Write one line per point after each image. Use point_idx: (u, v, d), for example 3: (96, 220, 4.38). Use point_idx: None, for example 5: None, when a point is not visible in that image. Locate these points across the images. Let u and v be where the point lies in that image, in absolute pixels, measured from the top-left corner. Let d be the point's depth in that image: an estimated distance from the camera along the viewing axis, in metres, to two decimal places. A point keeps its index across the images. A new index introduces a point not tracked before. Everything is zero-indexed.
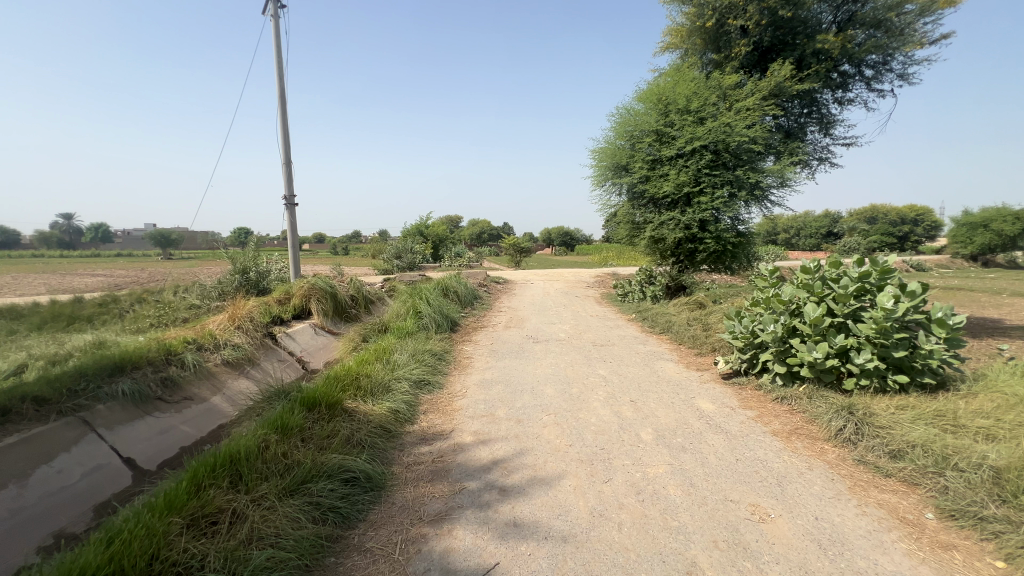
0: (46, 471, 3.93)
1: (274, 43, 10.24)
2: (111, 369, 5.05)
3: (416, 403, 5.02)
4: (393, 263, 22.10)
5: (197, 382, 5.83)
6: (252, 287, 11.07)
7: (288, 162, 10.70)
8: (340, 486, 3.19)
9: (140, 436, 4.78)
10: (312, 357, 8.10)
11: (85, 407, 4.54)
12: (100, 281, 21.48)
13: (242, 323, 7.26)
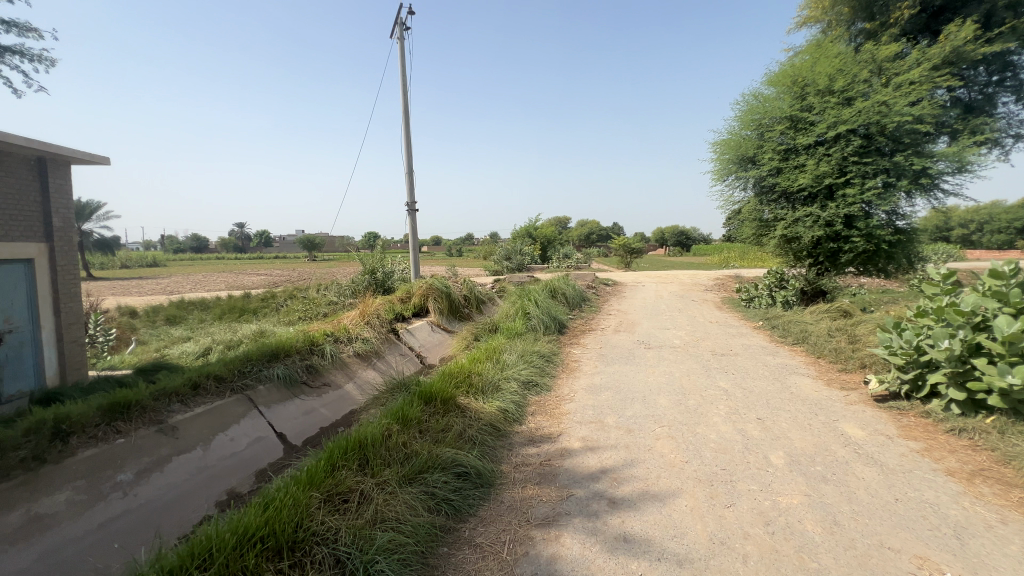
0: (223, 438, 4.73)
1: (400, 62, 11.20)
2: (269, 355, 5.94)
3: (524, 403, 5.09)
4: (504, 263, 22.87)
5: (333, 370, 6.59)
6: (378, 285, 11.99)
7: (411, 171, 11.64)
8: (453, 480, 3.34)
9: (290, 415, 5.54)
10: (429, 353, 8.67)
11: (250, 386, 5.40)
12: (262, 279, 25.44)
13: (370, 319, 8.04)
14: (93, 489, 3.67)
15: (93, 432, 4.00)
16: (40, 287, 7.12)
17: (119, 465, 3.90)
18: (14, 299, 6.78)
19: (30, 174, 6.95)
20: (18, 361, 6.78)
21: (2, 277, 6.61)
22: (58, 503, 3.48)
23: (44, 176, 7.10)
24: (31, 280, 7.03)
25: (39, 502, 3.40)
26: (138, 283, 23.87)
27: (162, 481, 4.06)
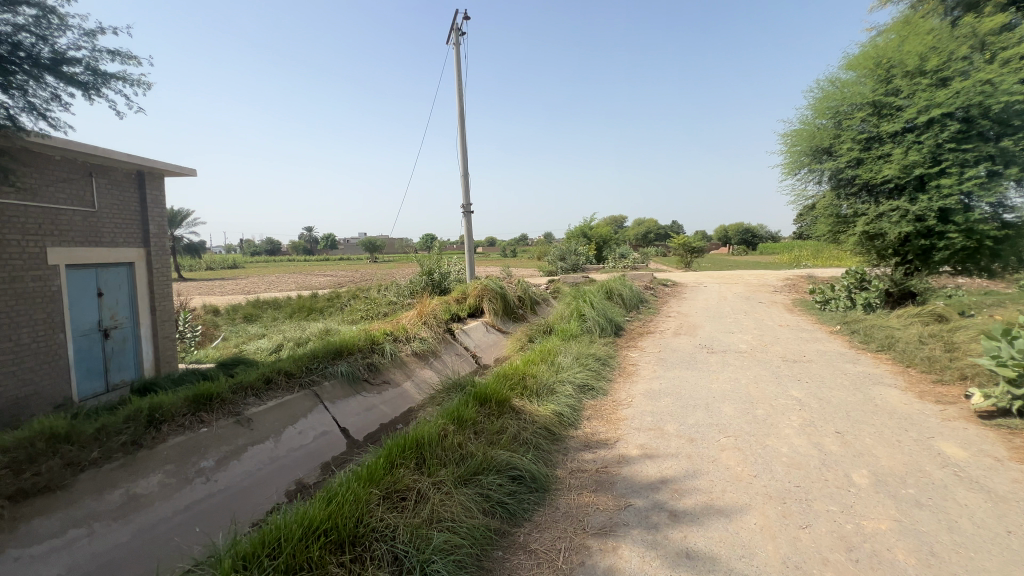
0: (292, 431, 5.01)
1: (456, 67, 11.43)
2: (334, 353, 6.25)
3: (580, 407, 4.99)
4: (558, 264, 22.75)
5: (392, 368, 6.82)
6: (435, 287, 12.34)
7: (467, 174, 11.83)
8: (508, 483, 3.33)
9: (352, 411, 5.78)
10: (484, 353, 8.75)
11: (316, 382, 5.70)
12: (328, 279, 26.94)
13: (427, 320, 8.25)
14: (180, 473, 4.00)
15: (181, 421, 4.37)
16: (138, 288, 7.92)
17: (202, 452, 4.24)
18: (118, 298, 7.60)
19: (132, 186, 7.74)
20: (121, 353, 7.59)
21: (108, 278, 7.42)
22: (151, 484, 3.82)
23: (143, 188, 7.88)
24: (132, 281, 7.84)
25: (136, 483, 3.76)
26: (220, 283, 26.10)
27: (239, 469, 4.36)
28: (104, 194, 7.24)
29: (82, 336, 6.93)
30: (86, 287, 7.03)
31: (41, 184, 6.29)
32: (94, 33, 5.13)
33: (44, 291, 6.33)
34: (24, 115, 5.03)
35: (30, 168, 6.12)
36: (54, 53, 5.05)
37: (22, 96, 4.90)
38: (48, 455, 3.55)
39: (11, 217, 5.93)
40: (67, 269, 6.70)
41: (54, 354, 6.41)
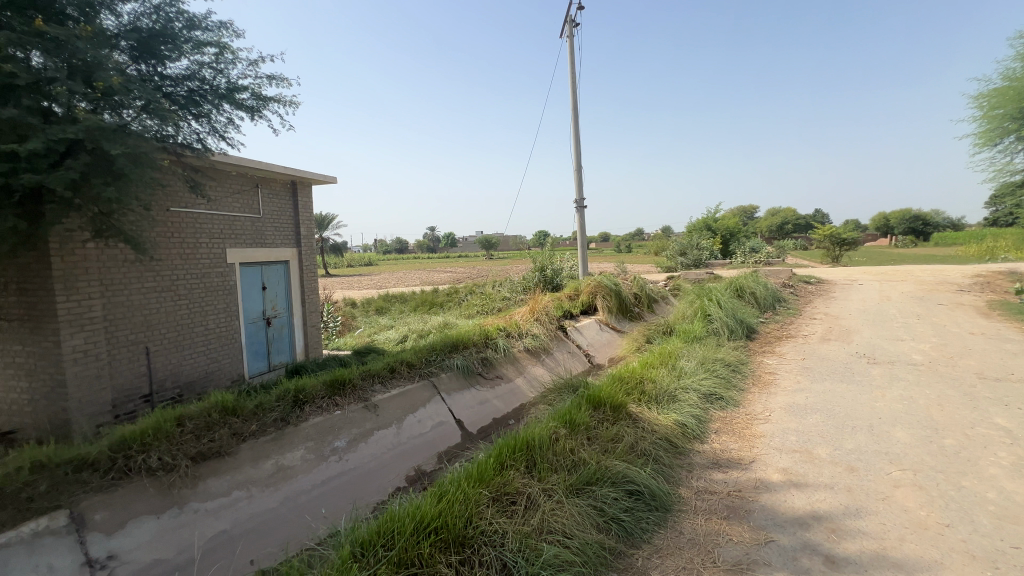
0: (413, 419, 5.28)
1: (570, 58, 11.21)
2: (451, 346, 6.52)
3: (707, 419, 4.47)
4: (678, 260, 21.32)
5: (505, 363, 6.88)
6: (547, 283, 12.29)
7: (580, 168, 11.56)
8: (624, 498, 3.05)
9: (467, 403, 5.94)
10: (597, 352, 8.45)
11: (434, 374, 5.95)
12: (449, 276, 28.69)
13: (539, 316, 8.20)
14: (318, 450, 4.41)
15: (321, 403, 4.84)
16: (292, 283, 9.09)
17: (336, 432, 4.64)
18: (278, 292, 8.80)
19: (288, 195, 8.90)
20: (279, 339, 8.78)
21: (270, 275, 8.63)
22: (296, 458, 4.26)
23: (296, 196, 9.02)
24: (287, 277, 9.02)
25: (284, 455, 4.22)
26: (359, 279, 29.39)
27: (366, 451, 4.69)
28: (267, 203, 8.42)
29: (251, 324, 8.15)
30: (254, 283, 8.25)
31: (222, 195, 7.48)
32: (257, 63, 5.92)
33: (224, 285, 7.55)
34: (210, 139, 6.00)
35: (214, 183, 7.31)
36: (229, 83, 5.93)
37: (208, 123, 5.85)
38: (220, 424, 4.14)
39: (203, 223, 7.13)
40: (240, 266, 7.92)
41: (230, 337, 7.63)
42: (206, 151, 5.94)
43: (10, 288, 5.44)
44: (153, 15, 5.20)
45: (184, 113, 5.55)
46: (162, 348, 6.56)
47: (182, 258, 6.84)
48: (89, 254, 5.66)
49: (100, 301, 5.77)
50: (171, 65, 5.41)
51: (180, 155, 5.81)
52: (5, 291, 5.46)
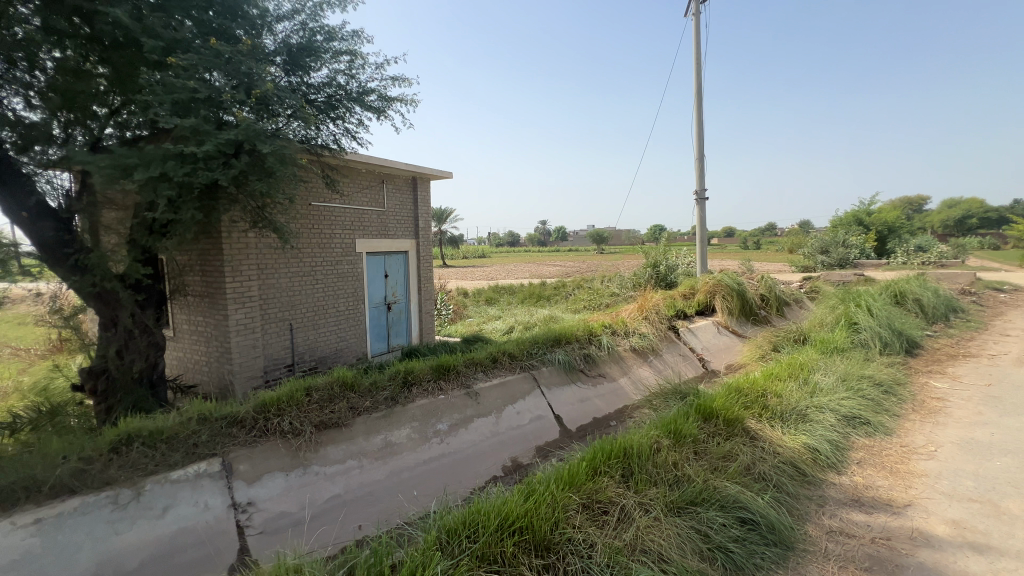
0: (511, 410, 5.31)
1: (694, 38, 10.35)
2: (553, 341, 6.45)
3: (846, 446, 3.79)
4: (818, 258, 18.73)
5: (609, 362, 6.61)
6: (660, 280, 11.59)
7: (702, 157, 10.66)
8: (734, 526, 2.69)
9: (567, 400, 5.82)
10: (713, 357, 7.74)
11: (535, 367, 5.93)
12: (558, 269, 28.76)
13: (648, 315, 7.74)
14: (422, 431, 4.65)
15: (427, 385, 5.08)
16: (410, 271, 9.77)
17: (439, 416, 4.84)
18: (398, 280, 9.52)
19: (409, 189, 9.54)
20: (398, 323, 9.50)
21: (392, 264, 9.35)
22: (402, 436, 4.53)
23: (416, 191, 9.64)
24: (406, 266, 9.70)
25: (392, 432, 4.50)
26: (472, 270, 30.82)
27: (465, 436, 4.83)
28: (391, 197, 9.11)
29: (375, 308, 8.92)
30: (378, 271, 9.02)
31: (354, 190, 8.25)
32: (382, 66, 6.38)
33: (353, 272, 8.36)
34: (343, 139, 6.63)
35: (346, 179, 8.09)
36: (360, 87, 6.49)
37: (342, 124, 6.46)
38: (340, 398, 4.56)
39: (337, 216, 7.94)
40: (366, 255, 8.70)
41: (356, 319, 8.44)
42: (340, 150, 6.57)
43: (194, 269, 6.60)
44: (301, 32, 5.90)
45: (322, 117, 6.19)
46: (302, 326, 7.47)
47: (320, 247, 7.69)
48: (249, 242, 6.62)
49: (256, 282, 6.74)
50: (314, 74, 6.06)
51: (319, 154, 6.49)
52: (191, 271, 6.63)
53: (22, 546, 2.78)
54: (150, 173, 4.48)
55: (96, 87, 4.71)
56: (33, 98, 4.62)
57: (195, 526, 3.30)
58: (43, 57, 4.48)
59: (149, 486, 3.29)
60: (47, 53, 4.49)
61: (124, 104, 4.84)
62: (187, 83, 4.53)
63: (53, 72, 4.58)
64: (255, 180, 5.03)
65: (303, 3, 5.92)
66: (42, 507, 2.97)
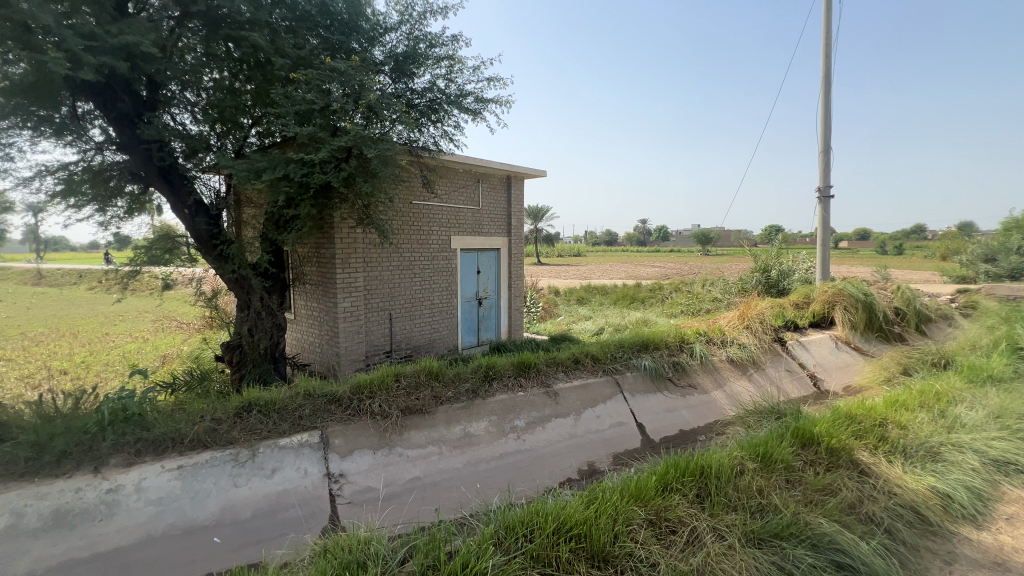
0: (591, 414, 5.20)
1: (824, 16, 9.20)
2: (639, 346, 6.20)
3: (991, 496, 3.15)
4: (980, 268, 15.67)
5: (701, 372, 6.18)
6: (770, 286, 10.52)
7: (828, 150, 9.47)
8: (827, 567, 2.38)
9: (652, 408, 5.55)
10: (827, 376, 6.86)
11: (619, 371, 5.75)
12: (656, 271, 27.47)
13: (751, 324, 7.10)
14: (500, 425, 4.74)
15: (507, 381, 5.17)
16: (502, 268, 10.00)
17: (517, 412, 4.90)
18: (489, 276, 9.80)
19: (503, 188, 9.78)
20: (487, 318, 9.80)
21: (485, 260, 9.66)
22: (481, 428, 4.66)
23: (510, 189, 9.84)
24: (498, 263, 9.96)
25: (471, 424, 4.65)
26: (567, 269, 30.70)
27: (542, 435, 4.83)
28: (486, 196, 9.40)
29: (467, 302, 9.29)
30: (471, 267, 9.38)
31: (451, 190, 8.66)
32: (480, 68, 6.57)
33: (448, 267, 8.79)
34: (442, 141, 6.97)
35: (445, 179, 8.52)
36: (459, 90, 6.76)
37: (441, 127, 6.78)
38: (425, 386, 4.82)
39: (434, 214, 8.41)
40: (461, 252, 9.09)
41: (449, 312, 8.86)
42: (438, 151, 6.91)
43: (311, 261, 7.43)
44: (407, 42, 6.31)
45: (423, 121, 6.56)
46: (400, 316, 8.03)
47: (418, 243, 8.20)
48: (357, 237, 7.26)
49: (361, 274, 7.37)
50: (417, 80, 6.44)
51: (419, 155, 6.90)
52: (308, 262, 7.46)
53: (167, 486, 3.35)
54: (275, 175, 5.13)
55: (243, 101, 5.46)
56: (197, 114, 5.41)
57: (296, 489, 3.69)
58: (204, 78, 5.25)
59: (262, 449, 3.77)
60: (208, 75, 5.23)
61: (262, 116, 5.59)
62: (306, 95, 5.08)
63: (212, 90, 5.30)
64: (361, 181, 5.48)
65: (409, 14, 6.34)
66: (183, 456, 3.56)
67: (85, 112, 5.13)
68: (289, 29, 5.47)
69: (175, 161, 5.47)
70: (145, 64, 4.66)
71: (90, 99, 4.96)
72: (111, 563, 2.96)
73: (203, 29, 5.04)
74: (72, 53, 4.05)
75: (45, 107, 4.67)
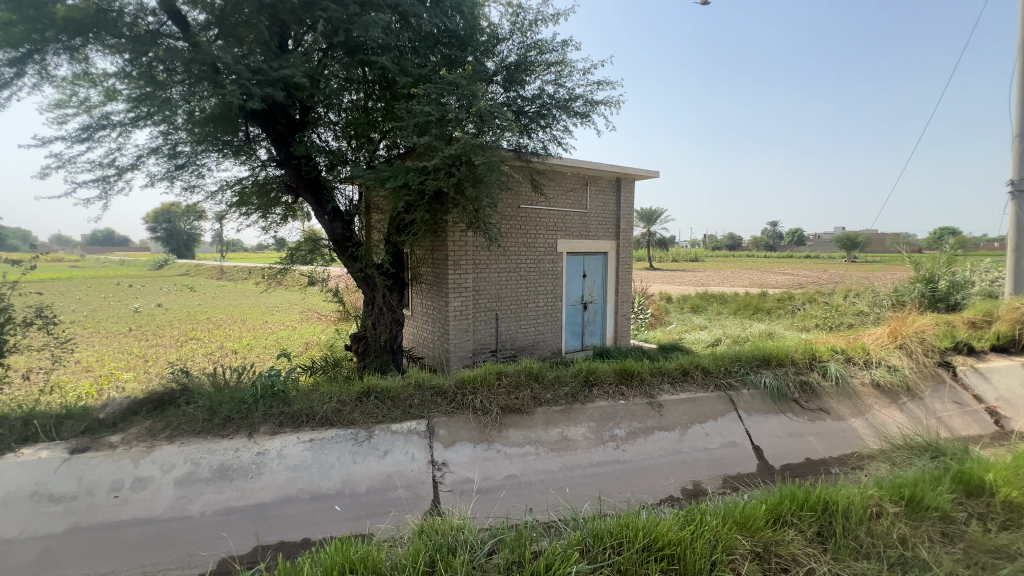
0: (699, 430, 4.83)
1: None
2: (759, 361, 5.61)
3: None
4: None
5: (837, 396, 5.39)
6: (937, 299, 8.76)
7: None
8: None
9: (772, 431, 4.99)
10: (1015, 413, 5.51)
11: (734, 387, 5.26)
12: (788, 279, 24.65)
13: (906, 343, 6.02)
14: (599, 432, 4.61)
15: (608, 388, 5.04)
16: (609, 273, 9.78)
17: (617, 421, 4.73)
18: (596, 280, 9.64)
19: (612, 190, 9.56)
20: (593, 323, 9.67)
21: (591, 264, 9.53)
22: (579, 433, 4.58)
23: (619, 191, 9.58)
24: (605, 267, 9.76)
25: (569, 428, 4.59)
26: (682, 274, 29.10)
27: (643, 447, 4.60)
28: (594, 199, 9.27)
29: (571, 306, 9.26)
30: (577, 270, 9.32)
31: (559, 194, 8.70)
32: (590, 69, 6.50)
33: (553, 270, 8.84)
34: (550, 145, 7.02)
35: (553, 183, 8.59)
36: (568, 94, 6.77)
37: (549, 131, 6.84)
38: (525, 386, 4.90)
39: (541, 218, 8.52)
40: (567, 255, 9.08)
41: (554, 315, 8.91)
42: (547, 156, 6.99)
43: (427, 262, 8.00)
44: (520, 51, 6.50)
45: (532, 126, 6.67)
46: (506, 316, 8.28)
47: (525, 246, 8.38)
48: (467, 240, 7.65)
49: (470, 275, 7.75)
50: (528, 87, 6.58)
51: (528, 160, 7.05)
52: (424, 264, 8.06)
53: (302, 455, 3.85)
54: (397, 183, 5.61)
55: (373, 119, 6.11)
56: (337, 131, 6.17)
57: (405, 471, 3.98)
58: (343, 100, 5.94)
59: (377, 431, 4.14)
60: (346, 97, 5.96)
61: (389, 130, 6.18)
62: (424, 108, 5.48)
63: (349, 110, 6.02)
64: (469, 187, 5.74)
65: (522, 24, 6.53)
66: (314, 430, 4.05)
67: (255, 136, 6.12)
68: (414, 50, 5.99)
69: (319, 173, 6.29)
70: (297, 92, 5.44)
71: (258, 125, 5.91)
72: (257, 515, 3.50)
73: (344, 56, 5.72)
74: (244, 86, 4.90)
75: (227, 133, 5.70)
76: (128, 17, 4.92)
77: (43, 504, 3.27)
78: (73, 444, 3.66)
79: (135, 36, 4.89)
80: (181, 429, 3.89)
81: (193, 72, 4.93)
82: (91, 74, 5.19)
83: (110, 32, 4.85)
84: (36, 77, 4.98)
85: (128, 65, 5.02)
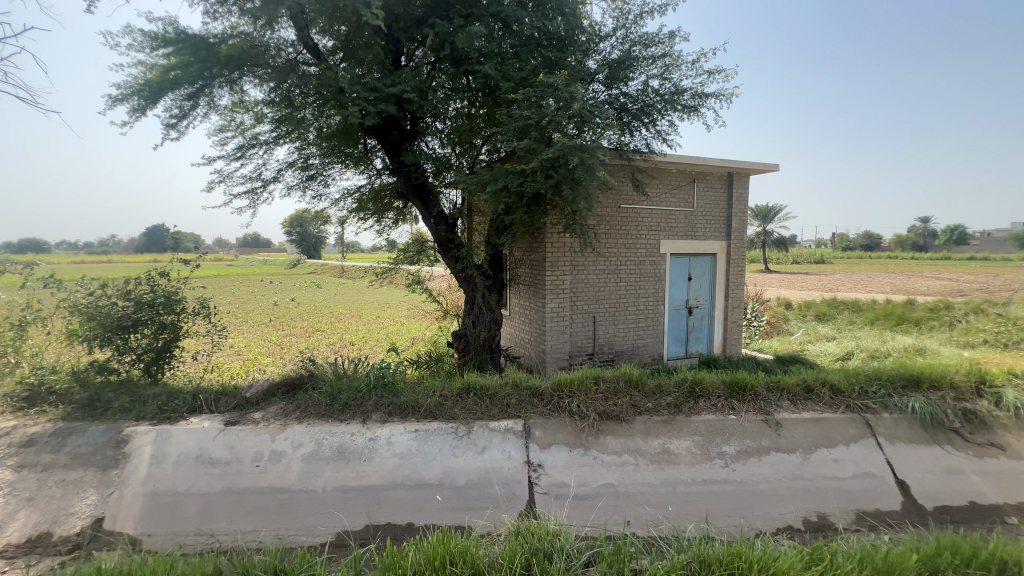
0: (825, 456, 4.25)
1: None
2: (906, 381, 4.79)
3: None
4: None
5: (1017, 430, 4.41)
6: None
7: None
8: None
9: (923, 465, 4.23)
10: None
11: (871, 409, 4.55)
12: (942, 285, 21.07)
13: None
14: (705, 448, 4.27)
15: (716, 401, 4.65)
16: (718, 276, 9.09)
17: (726, 437, 4.34)
18: (703, 284, 9.01)
19: (723, 186, 8.86)
20: (698, 329, 9.05)
21: (698, 266, 8.92)
22: (682, 447, 4.28)
23: (731, 188, 8.85)
24: (714, 270, 9.08)
25: (671, 441, 4.32)
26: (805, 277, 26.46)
27: (757, 469, 4.16)
28: (701, 196, 8.67)
29: (675, 310, 8.76)
30: (682, 273, 8.78)
31: (662, 193, 8.27)
32: (699, 58, 6.07)
33: (656, 272, 8.43)
34: (654, 141, 6.69)
35: (656, 181, 8.19)
36: (675, 88, 6.40)
37: (653, 128, 6.53)
38: (624, 393, 4.70)
39: (643, 218, 8.17)
40: (671, 256, 8.60)
41: (655, 320, 8.49)
42: (650, 153, 6.66)
43: (525, 263, 8.10)
44: (622, 46, 6.30)
45: (635, 124, 6.43)
46: (604, 319, 8.08)
47: (625, 247, 8.10)
48: (565, 241, 7.59)
49: (568, 276, 7.68)
50: (631, 83, 6.33)
51: (630, 159, 6.79)
52: (522, 265, 8.18)
53: (407, 444, 4.09)
54: (497, 187, 5.73)
55: (476, 125, 6.32)
56: (443, 139, 6.48)
57: (501, 469, 4.04)
58: (449, 108, 6.19)
59: (475, 427, 4.27)
60: (451, 106, 6.23)
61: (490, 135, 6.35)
62: (524, 112, 5.52)
63: (454, 118, 6.27)
64: (564, 188, 5.63)
65: (625, 18, 6.32)
66: (419, 422, 4.29)
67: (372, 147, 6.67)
68: (516, 54, 6.05)
69: (426, 179, 6.65)
70: (408, 105, 5.81)
71: (374, 137, 6.42)
72: (368, 496, 3.81)
73: (451, 68, 6.01)
74: (362, 105, 5.36)
75: (349, 147, 6.28)
76: (273, 50, 5.65)
77: (205, 466, 3.87)
78: (226, 417, 4.29)
79: (277, 67, 5.60)
80: (308, 411, 4.36)
81: (322, 94, 5.50)
82: (245, 101, 6.04)
83: (260, 65, 5.61)
84: (206, 107, 5.93)
85: (272, 92, 5.78)
